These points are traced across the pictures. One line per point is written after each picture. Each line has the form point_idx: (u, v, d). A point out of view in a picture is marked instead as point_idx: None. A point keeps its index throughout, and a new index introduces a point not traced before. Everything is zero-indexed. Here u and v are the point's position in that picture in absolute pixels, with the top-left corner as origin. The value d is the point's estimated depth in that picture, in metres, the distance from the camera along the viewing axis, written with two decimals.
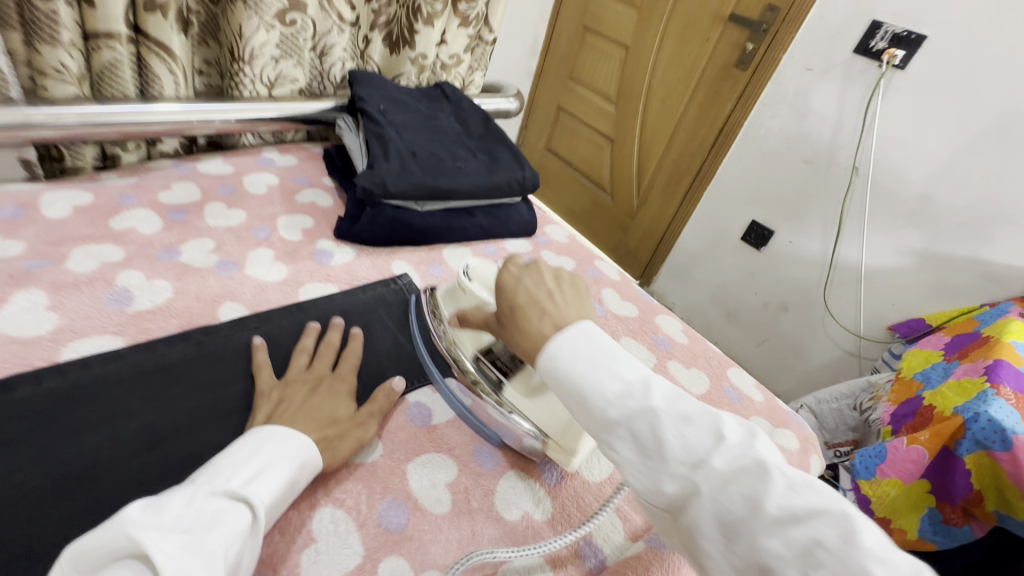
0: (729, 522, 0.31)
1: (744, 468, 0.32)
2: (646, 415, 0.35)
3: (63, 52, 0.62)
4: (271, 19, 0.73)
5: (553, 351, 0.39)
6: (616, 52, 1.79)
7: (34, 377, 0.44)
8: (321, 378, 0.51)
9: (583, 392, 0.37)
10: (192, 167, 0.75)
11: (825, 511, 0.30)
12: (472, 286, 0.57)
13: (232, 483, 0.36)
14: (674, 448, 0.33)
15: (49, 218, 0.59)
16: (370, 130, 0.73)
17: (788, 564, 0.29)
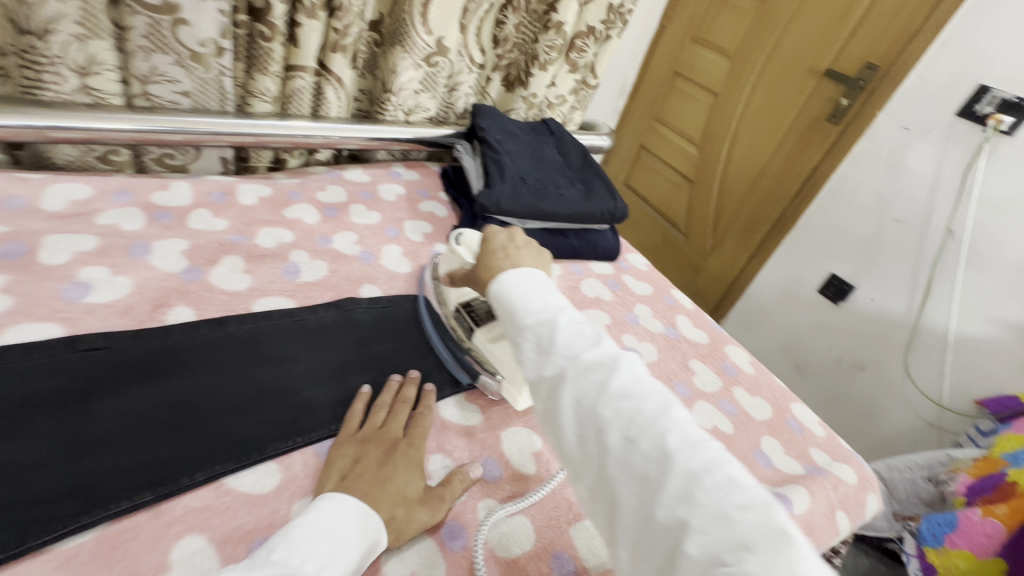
0: (583, 398, 0.41)
1: (603, 364, 0.43)
2: (550, 324, 0.46)
3: (270, 79, 0.80)
4: (420, 60, 0.88)
5: (501, 281, 0.51)
6: (704, 98, 1.86)
7: (238, 319, 0.59)
8: (395, 442, 0.51)
9: (513, 305, 0.49)
10: (340, 174, 0.92)
11: (654, 398, 0.41)
12: (458, 249, 0.67)
13: (305, 568, 0.37)
14: (560, 345, 0.44)
15: (243, 203, 0.77)
16: (490, 156, 0.86)
17: (614, 423, 0.39)
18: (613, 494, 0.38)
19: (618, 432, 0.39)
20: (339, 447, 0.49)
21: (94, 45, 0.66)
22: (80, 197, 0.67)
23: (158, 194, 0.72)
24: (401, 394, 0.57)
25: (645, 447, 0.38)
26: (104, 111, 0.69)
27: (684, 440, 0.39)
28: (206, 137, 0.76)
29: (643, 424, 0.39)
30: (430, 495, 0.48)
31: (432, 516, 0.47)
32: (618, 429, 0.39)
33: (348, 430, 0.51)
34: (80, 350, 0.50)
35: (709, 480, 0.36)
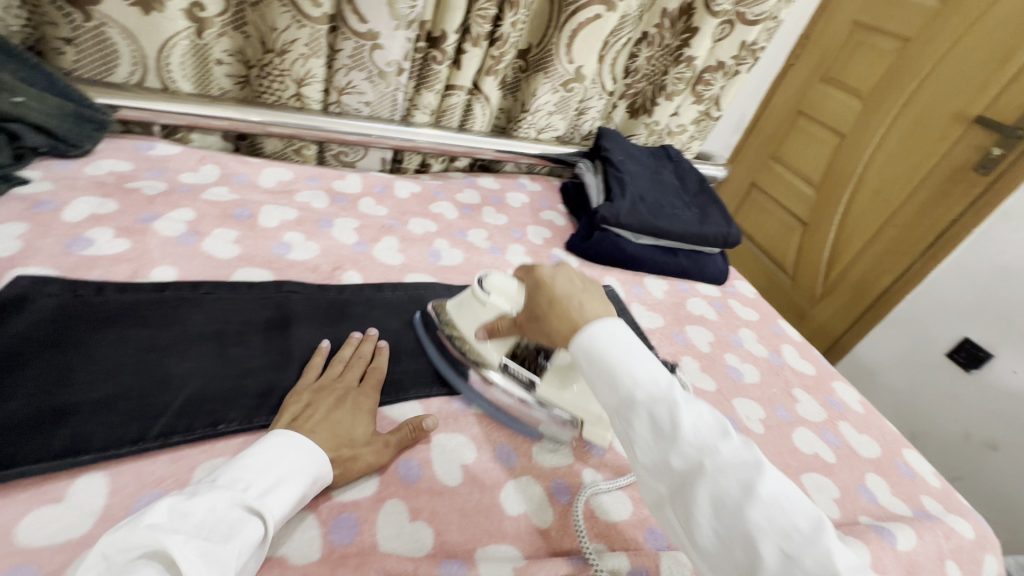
0: (724, 500, 0.36)
1: (741, 459, 0.37)
2: (668, 403, 0.40)
3: (432, 96, 0.94)
4: (557, 84, 0.99)
5: (590, 335, 0.44)
6: (829, 138, 1.79)
7: (391, 287, 0.70)
8: (348, 391, 0.53)
9: (615, 372, 0.42)
10: (475, 181, 1.04)
11: (805, 507, 0.36)
12: (491, 298, 0.59)
13: (249, 494, 0.39)
14: (687, 433, 0.39)
15: (398, 197, 0.90)
16: (612, 174, 0.93)
17: (769, 537, 0.35)
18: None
19: (774, 546, 0.34)
20: (293, 394, 0.51)
21: (312, 63, 0.83)
22: (284, 179, 0.84)
23: (337, 182, 0.88)
24: (358, 351, 0.58)
25: (809, 566, 0.34)
26: (306, 114, 0.87)
27: (847, 561, 0.34)
28: (377, 139, 0.91)
29: (800, 540, 0.35)
30: (375, 438, 0.49)
31: (378, 458, 0.48)
32: (771, 541, 0.35)
33: (305, 379, 0.53)
34: (284, 291, 0.64)
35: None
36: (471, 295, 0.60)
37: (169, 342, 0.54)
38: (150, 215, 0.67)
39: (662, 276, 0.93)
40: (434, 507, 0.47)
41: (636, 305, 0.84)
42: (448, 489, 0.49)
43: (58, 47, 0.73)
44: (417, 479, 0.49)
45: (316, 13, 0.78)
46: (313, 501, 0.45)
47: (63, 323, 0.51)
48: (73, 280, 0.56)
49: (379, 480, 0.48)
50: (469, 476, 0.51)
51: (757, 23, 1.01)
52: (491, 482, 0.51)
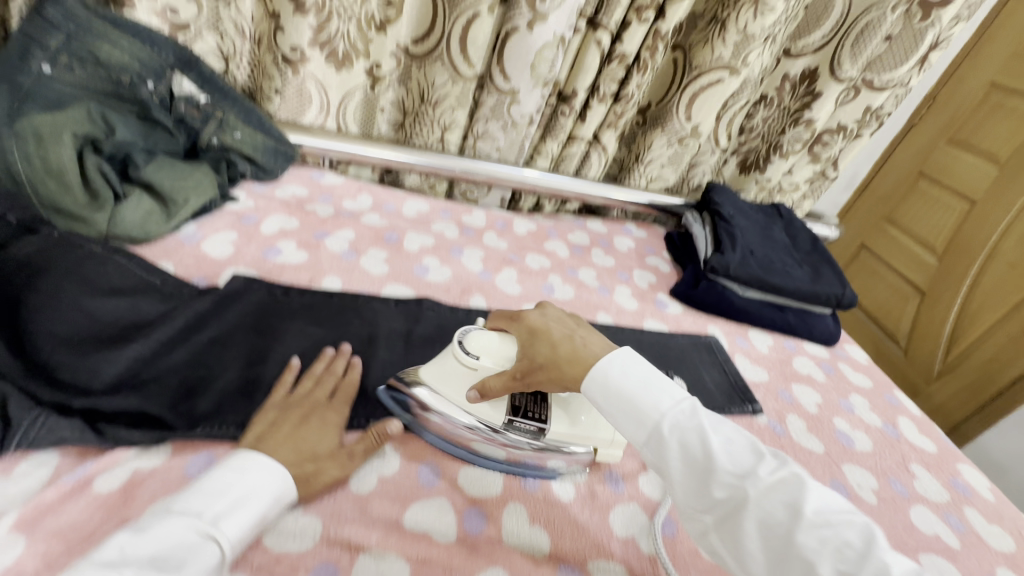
0: (772, 523, 0.41)
1: (779, 477, 0.42)
2: (695, 430, 0.46)
3: (554, 145, 1.03)
4: (672, 139, 1.05)
5: (608, 373, 0.50)
6: (956, 205, 1.65)
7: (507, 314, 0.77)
8: (316, 407, 0.53)
9: (637, 406, 0.48)
10: (584, 223, 1.10)
11: (852, 520, 0.41)
12: (482, 359, 0.55)
13: (202, 520, 0.39)
14: (720, 459, 0.44)
15: (516, 233, 1.00)
16: (723, 228, 0.96)
17: (825, 556, 0.39)
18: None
19: (830, 564, 0.39)
20: (260, 411, 0.51)
21: (457, 113, 0.96)
22: (423, 211, 0.96)
23: (465, 217, 0.99)
24: (331, 365, 0.58)
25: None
26: (444, 155, 0.99)
27: (901, 566, 0.38)
28: (503, 180, 1.02)
29: (853, 555, 0.39)
30: (342, 452, 0.50)
31: (343, 472, 0.49)
32: (827, 561, 0.39)
33: (274, 396, 0.53)
34: (422, 306, 0.73)
35: None
36: (457, 357, 0.56)
37: (334, 339, 0.64)
38: (322, 233, 0.81)
39: (768, 331, 0.92)
40: (551, 517, 0.52)
41: (740, 357, 0.85)
42: (562, 502, 0.54)
43: (269, 95, 0.90)
44: (536, 488, 0.54)
45: (469, 72, 0.91)
46: (449, 491, 0.52)
47: (262, 316, 0.63)
48: (269, 281, 0.69)
49: (501, 484, 0.53)
50: (582, 495, 0.55)
51: (885, 89, 1.01)
52: (601, 502, 0.55)
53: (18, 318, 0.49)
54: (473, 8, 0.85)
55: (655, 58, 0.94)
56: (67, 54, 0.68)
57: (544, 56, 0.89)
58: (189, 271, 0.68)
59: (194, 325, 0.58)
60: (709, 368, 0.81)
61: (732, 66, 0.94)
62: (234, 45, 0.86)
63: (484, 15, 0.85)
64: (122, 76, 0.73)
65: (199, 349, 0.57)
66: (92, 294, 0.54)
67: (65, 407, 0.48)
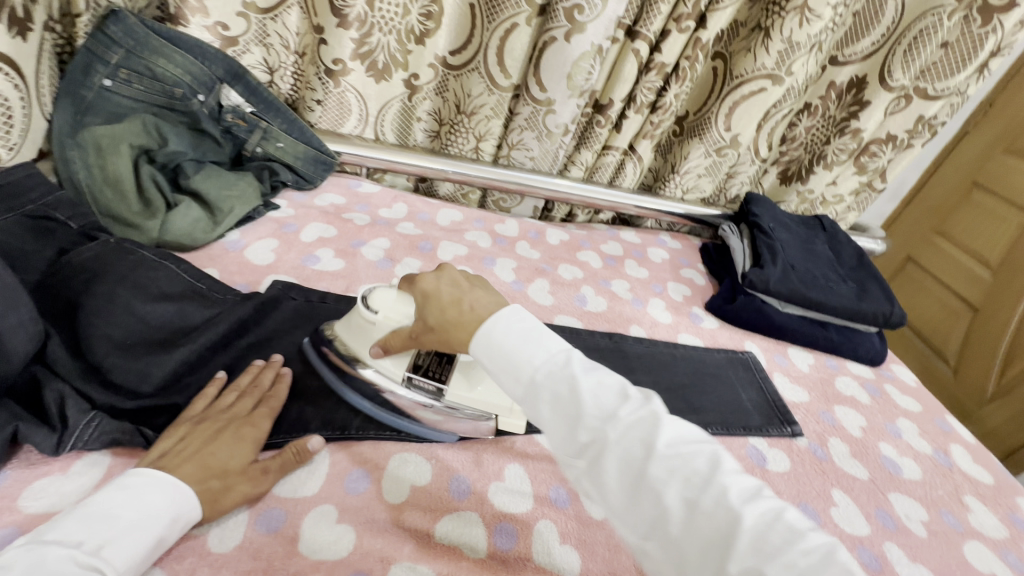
0: (630, 459, 0.39)
1: (638, 417, 0.40)
2: (567, 381, 0.42)
3: (589, 154, 1.03)
4: (710, 149, 1.03)
5: (488, 329, 0.44)
6: (1014, 217, 1.55)
7: None
8: (233, 420, 0.51)
9: (515, 361, 0.43)
10: (618, 233, 1.09)
11: (700, 448, 0.40)
12: (380, 318, 0.55)
13: (82, 550, 0.37)
14: (588, 403, 0.41)
15: (549, 242, 0.99)
16: (762, 241, 0.93)
17: (673, 486, 0.38)
18: (680, 559, 0.36)
19: (678, 497, 0.37)
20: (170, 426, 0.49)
21: (492, 123, 0.97)
22: (456, 219, 0.97)
23: (498, 226, 0.99)
24: (257, 378, 0.55)
25: (709, 505, 0.37)
26: (478, 164, 1.00)
27: (744, 492, 0.37)
28: (537, 190, 1.01)
29: (699, 482, 0.38)
30: (254, 468, 0.48)
31: (256, 488, 0.47)
32: (674, 490, 0.38)
33: (191, 410, 0.51)
34: None
35: (776, 535, 0.35)
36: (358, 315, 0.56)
37: None
38: (359, 242, 0.83)
39: (808, 349, 0.89)
40: (582, 537, 0.51)
41: (778, 375, 0.83)
42: (593, 520, 0.53)
43: (310, 106, 0.92)
44: (567, 506, 0.53)
45: (505, 83, 0.92)
46: (479, 505, 0.51)
47: (299, 323, 0.65)
48: (308, 288, 0.70)
49: (532, 501, 0.53)
50: None
51: (939, 99, 0.97)
52: None
53: (77, 322, 0.52)
54: (511, 19, 0.85)
55: (694, 68, 0.92)
56: (126, 69, 0.72)
57: (580, 66, 0.88)
58: (233, 278, 0.70)
59: (238, 330, 0.60)
60: (746, 386, 0.79)
61: (775, 75, 0.92)
62: (279, 58, 0.89)
63: (522, 26, 0.85)
64: (176, 89, 0.75)
65: (237, 355, 0.59)
66: (144, 299, 0.56)
67: (116, 409, 0.50)
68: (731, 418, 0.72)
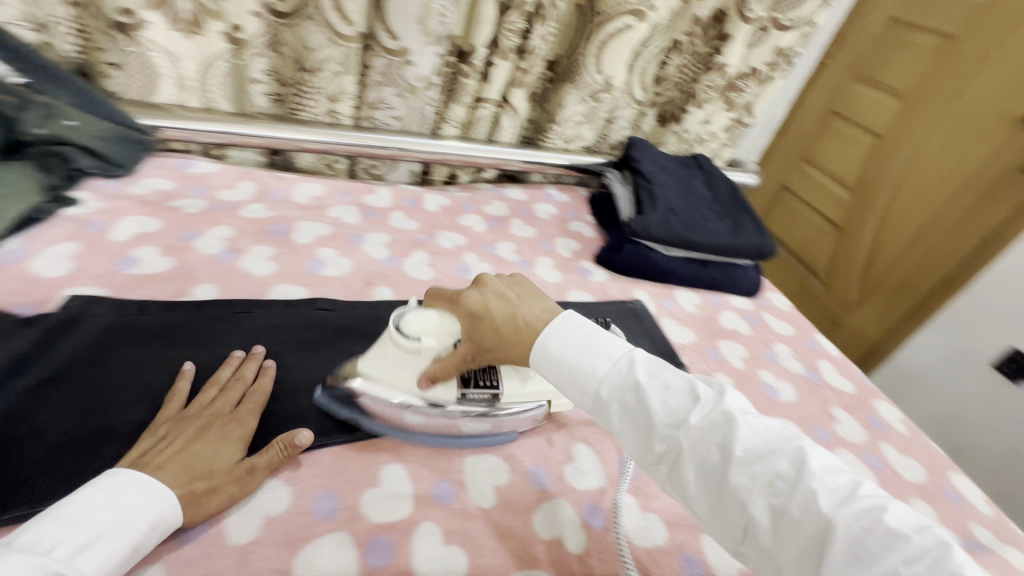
0: (708, 467, 0.40)
1: (709, 421, 0.41)
2: (633, 389, 0.44)
3: (461, 109, 0.94)
4: (586, 95, 0.98)
5: (546, 343, 0.48)
6: (865, 139, 1.67)
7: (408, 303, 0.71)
8: (216, 417, 0.48)
9: (578, 372, 0.47)
10: (503, 192, 1.03)
11: (782, 449, 0.40)
12: (424, 342, 0.52)
13: (53, 556, 0.33)
14: (657, 413, 0.43)
15: (427, 210, 0.91)
16: (642, 186, 0.92)
17: (757, 494, 0.39)
18: (776, 564, 0.38)
19: (763, 502, 0.38)
20: (148, 429, 0.46)
21: (343, 79, 0.85)
22: (317, 194, 0.86)
23: (368, 197, 0.89)
24: (239, 372, 0.53)
25: (797, 512, 0.37)
26: (337, 129, 0.88)
27: (830, 492, 0.37)
28: (408, 153, 0.92)
29: (784, 487, 0.38)
30: (240, 468, 0.45)
31: (242, 490, 0.44)
32: (760, 498, 0.39)
33: (166, 410, 0.48)
34: (316, 308, 0.65)
35: (873, 540, 0.35)
36: (394, 341, 0.53)
37: (207, 362, 0.56)
38: (191, 233, 0.70)
39: (693, 289, 0.91)
40: (467, 531, 0.47)
41: (667, 320, 0.83)
42: (481, 511, 0.49)
43: (106, 71, 0.75)
44: (451, 501, 0.49)
45: (349, 31, 0.79)
46: (349, 522, 0.46)
47: (110, 342, 0.54)
48: (120, 300, 0.58)
49: (413, 503, 0.48)
50: (502, 499, 0.51)
51: (790, 29, 0.99)
52: (522, 505, 0.51)
53: None
54: None
55: (556, 5, 0.86)
56: None
57: (432, 7, 0.79)
58: (14, 298, 0.56)
59: (17, 366, 0.49)
60: (637, 335, 0.79)
61: (638, 11, 0.88)
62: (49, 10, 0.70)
63: None
64: None
65: (18, 397, 0.47)
66: None
67: None
68: None
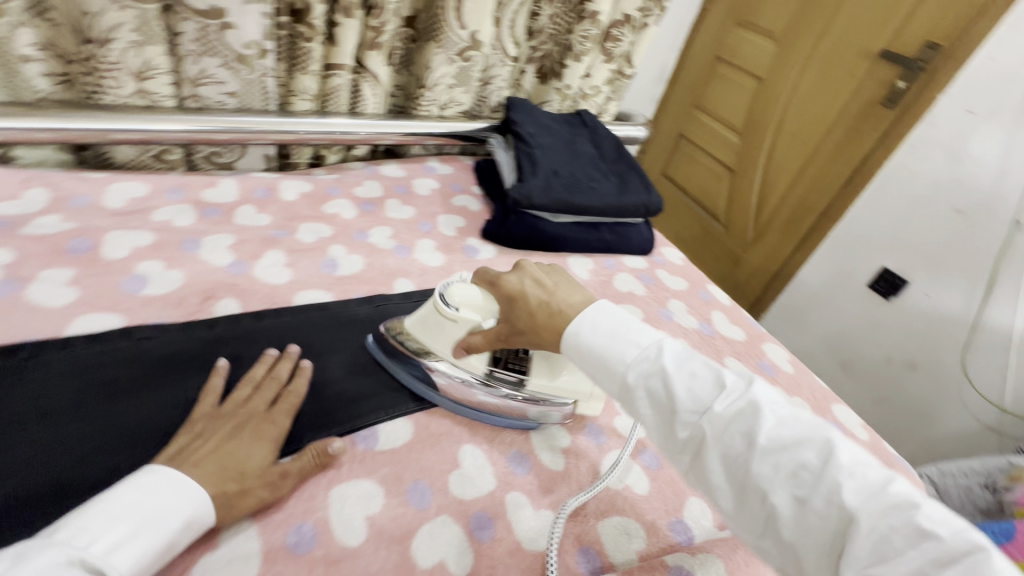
0: (732, 456, 0.38)
1: (735, 408, 0.39)
2: (659, 374, 0.42)
3: (310, 79, 0.82)
4: (453, 54, 0.89)
5: (575, 331, 0.47)
6: (748, 83, 1.71)
7: (257, 315, 0.60)
8: (250, 417, 0.47)
9: (605, 359, 0.45)
10: (377, 169, 0.93)
11: (809, 439, 0.37)
12: (461, 313, 0.54)
13: (90, 550, 0.33)
14: (682, 399, 0.40)
15: (285, 199, 0.79)
16: (522, 151, 0.86)
17: (778, 484, 0.36)
18: (798, 559, 0.35)
19: (785, 493, 0.36)
20: (184, 426, 0.46)
21: (149, 52, 0.69)
22: (137, 195, 0.71)
23: (207, 191, 0.75)
24: (274, 369, 0.53)
25: (820, 506, 0.35)
26: (155, 114, 0.73)
27: (858, 488, 0.35)
28: (253, 136, 0.79)
29: (809, 478, 0.36)
30: (271, 472, 0.44)
31: (274, 494, 0.44)
32: (781, 488, 0.36)
33: (201, 406, 0.48)
34: (134, 339, 0.54)
35: (902, 537, 0.32)
36: (437, 311, 0.56)
37: None
38: None
39: (586, 254, 0.88)
40: None
41: None
42: (348, 552, 0.43)
43: None
44: (310, 549, 0.43)
45: None
46: None
47: None
48: None
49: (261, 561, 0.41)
50: (375, 532, 0.45)
51: None
52: (399, 534, 0.45)
53: None
54: None
55: None
56: None
57: None
58: None
59: None
60: None
61: None
62: None
63: None
64: None
65: None
66: None
67: None
68: None
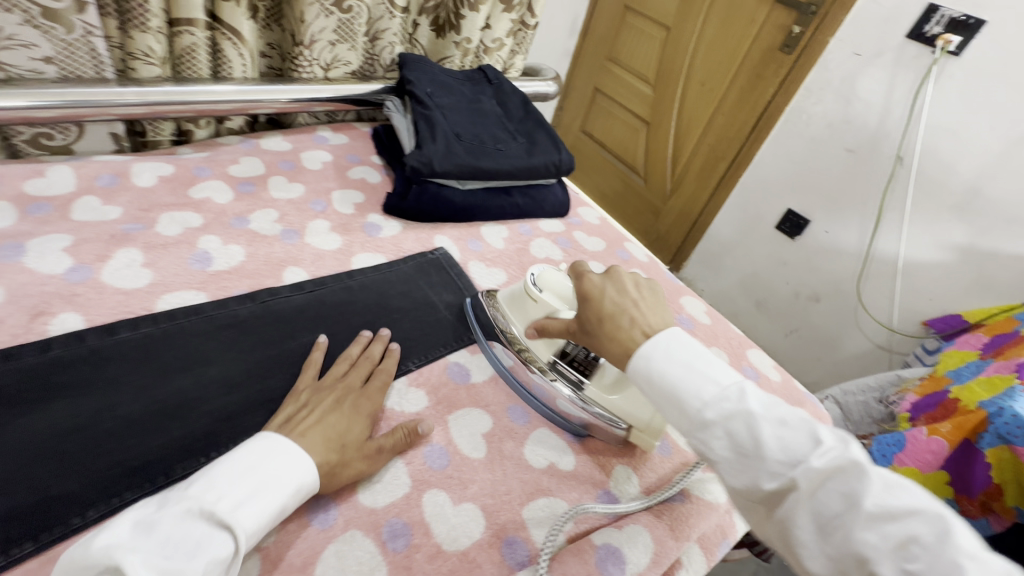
0: (827, 516, 0.35)
1: (833, 463, 0.35)
2: (742, 416, 0.39)
3: (151, 37, 0.68)
4: (328, 4, 0.78)
5: (648, 354, 0.44)
6: (657, 33, 1.68)
7: (109, 329, 0.51)
8: (349, 392, 0.50)
9: (679, 395, 0.42)
10: (256, 143, 0.81)
11: (919, 510, 0.33)
12: (542, 296, 0.59)
13: (220, 505, 0.36)
14: (771, 449, 0.37)
15: (139, 185, 0.67)
16: (419, 113, 0.78)
17: (883, 555, 0.32)
18: None
19: (891, 566, 0.32)
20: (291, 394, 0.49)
21: None
22: None
23: (31, 182, 0.62)
24: (368, 350, 0.56)
25: None
26: None
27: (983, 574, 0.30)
28: (88, 111, 0.64)
29: (920, 552, 0.31)
30: (370, 447, 0.47)
31: (369, 466, 0.46)
32: (887, 559, 0.32)
33: (306, 378, 0.51)
34: None
35: None
36: (525, 289, 0.61)
37: None
38: None
39: (500, 221, 0.83)
40: None
41: (474, 264, 0.74)
42: None
43: None
44: None
45: None
46: None
47: None
48: None
49: None
50: (269, 565, 0.40)
51: None
52: (299, 562, 0.40)
53: None
54: None
55: None
56: None
57: None
58: None
59: None
60: (441, 291, 0.69)
61: None
62: None
63: None
64: None
65: None
66: None
67: None
68: (423, 341, 0.61)
